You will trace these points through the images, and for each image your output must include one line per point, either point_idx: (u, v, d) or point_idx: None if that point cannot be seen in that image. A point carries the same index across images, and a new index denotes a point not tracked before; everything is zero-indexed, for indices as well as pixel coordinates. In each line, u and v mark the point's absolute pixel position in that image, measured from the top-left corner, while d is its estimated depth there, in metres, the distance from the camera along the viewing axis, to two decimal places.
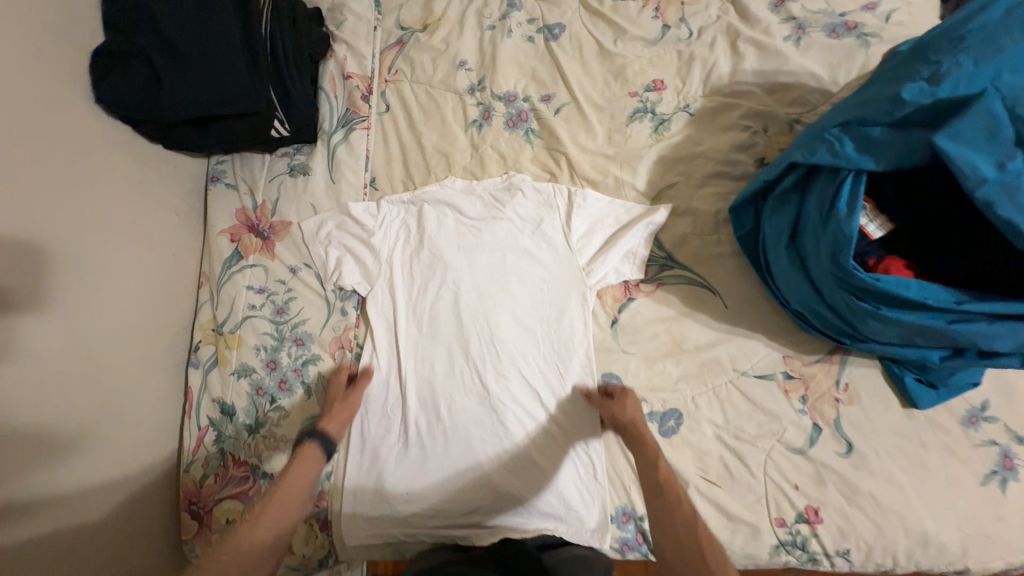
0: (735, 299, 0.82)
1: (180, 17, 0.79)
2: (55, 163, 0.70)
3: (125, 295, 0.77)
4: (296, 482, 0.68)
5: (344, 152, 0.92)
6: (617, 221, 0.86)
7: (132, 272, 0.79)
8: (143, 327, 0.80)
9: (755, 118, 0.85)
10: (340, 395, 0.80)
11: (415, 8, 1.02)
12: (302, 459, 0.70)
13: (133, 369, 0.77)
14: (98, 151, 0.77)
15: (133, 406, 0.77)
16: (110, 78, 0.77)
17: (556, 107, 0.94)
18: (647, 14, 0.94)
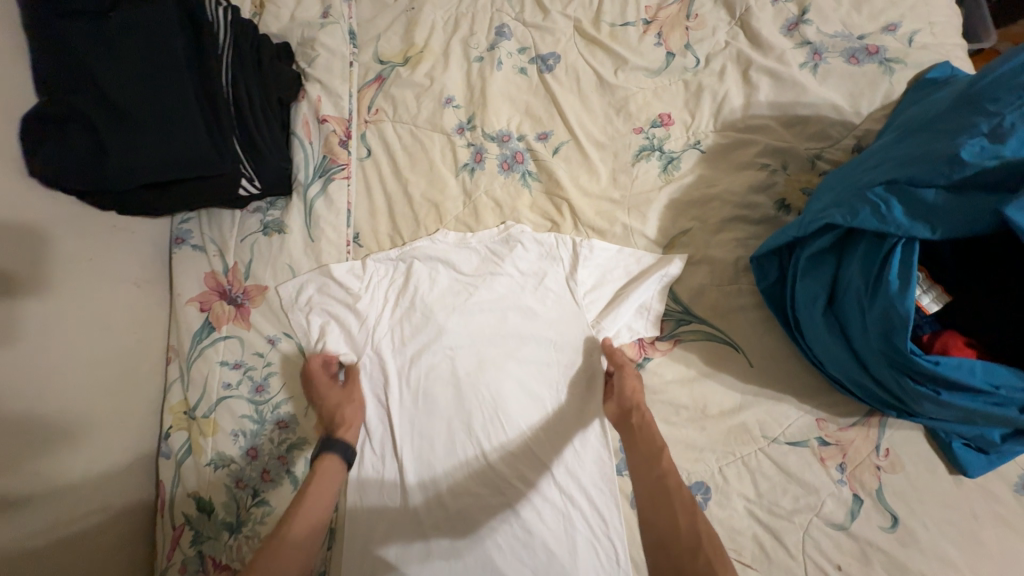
0: (760, 356, 0.75)
1: (122, 70, 0.69)
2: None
3: (82, 392, 0.69)
4: (317, 503, 0.65)
5: (323, 205, 0.83)
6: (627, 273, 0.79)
7: (86, 363, 0.70)
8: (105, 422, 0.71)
9: (773, 156, 0.78)
10: (337, 394, 0.76)
11: (394, 39, 0.94)
12: (319, 480, 0.67)
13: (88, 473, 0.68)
14: (43, 227, 0.67)
15: (95, 514, 0.68)
16: (42, 147, 0.65)
17: (554, 146, 0.86)
18: (649, 40, 0.86)
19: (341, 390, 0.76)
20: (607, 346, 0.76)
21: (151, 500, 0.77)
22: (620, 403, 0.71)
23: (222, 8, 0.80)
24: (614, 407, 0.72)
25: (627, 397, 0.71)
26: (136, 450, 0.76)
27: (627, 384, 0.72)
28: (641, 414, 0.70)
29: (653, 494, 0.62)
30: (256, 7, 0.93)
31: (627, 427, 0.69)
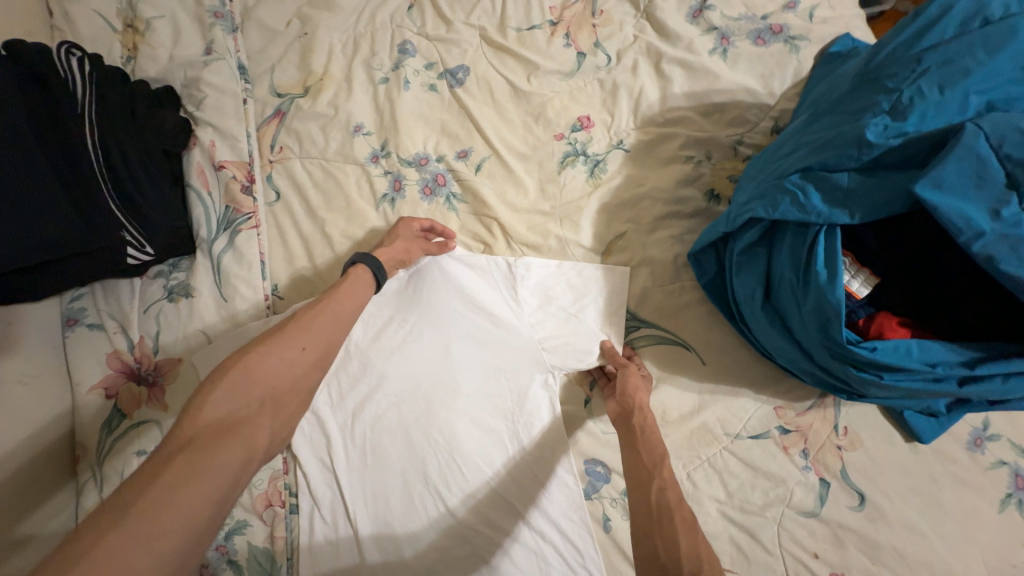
0: (712, 352, 0.73)
1: None
2: None
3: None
4: (352, 301, 0.60)
5: (231, 260, 0.76)
6: (567, 287, 0.76)
7: None
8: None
9: (696, 147, 0.77)
10: (410, 239, 0.73)
11: (290, 68, 0.86)
12: (351, 284, 0.61)
13: None
14: None
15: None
16: None
17: (476, 163, 0.81)
18: (558, 42, 0.83)
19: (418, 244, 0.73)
20: (607, 348, 0.72)
21: None
22: (622, 402, 0.67)
23: (76, 56, 0.70)
24: (615, 405, 0.67)
25: (637, 394, 0.66)
26: None
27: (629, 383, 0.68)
28: (646, 415, 0.65)
29: (648, 513, 0.54)
30: (130, 50, 0.85)
31: (630, 430, 0.63)
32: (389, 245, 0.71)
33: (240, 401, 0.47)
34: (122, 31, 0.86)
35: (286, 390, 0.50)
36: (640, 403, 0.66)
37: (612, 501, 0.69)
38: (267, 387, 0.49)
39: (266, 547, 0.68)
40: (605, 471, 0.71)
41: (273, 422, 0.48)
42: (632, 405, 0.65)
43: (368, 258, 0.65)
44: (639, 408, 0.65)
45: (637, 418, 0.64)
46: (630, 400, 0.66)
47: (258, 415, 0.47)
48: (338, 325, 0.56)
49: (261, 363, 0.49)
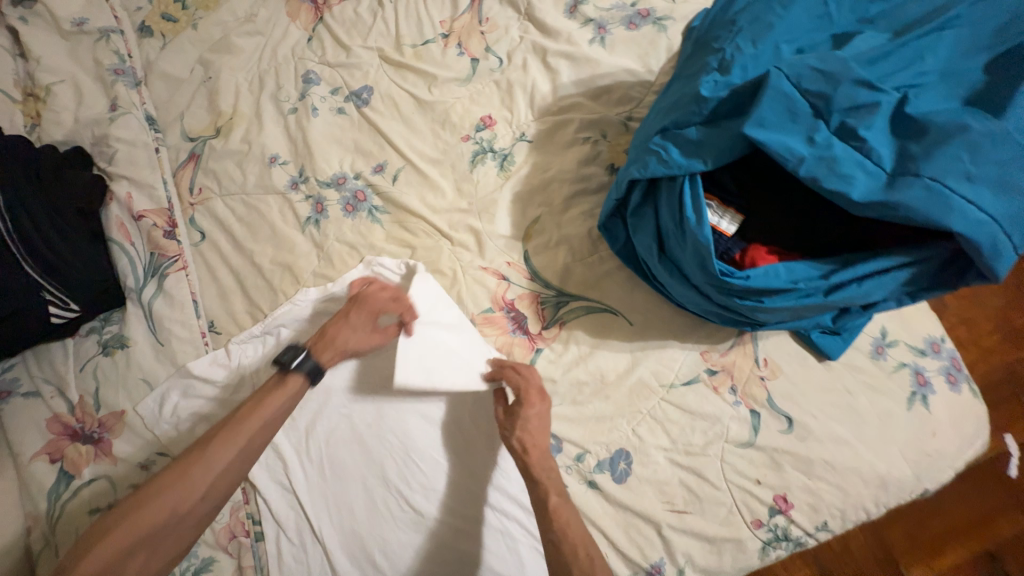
0: (637, 312, 0.78)
1: None
2: None
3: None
4: (262, 419, 0.61)
5: (163, 305, 0.77)
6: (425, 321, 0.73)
7: None
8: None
9: (592, 128, 0.83)
10: (361, 319, 0.71)
11: (199, 112, 0.89)
12: (270, 398, 0.63)
13: None
14: None
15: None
16: None
17: (392, 175, 0.85)
18: (452, 52, 0.89)
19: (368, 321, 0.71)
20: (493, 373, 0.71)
21: None
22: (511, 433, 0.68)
23: None
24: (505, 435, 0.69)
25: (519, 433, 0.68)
26: None
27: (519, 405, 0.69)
28: (537, 453, 0.67)
29: None
30: (33, 118, 0.85)
31: (523, 468, 0.67)
32: (340, 334, 0.69)
33: (120, 552, 0.52)
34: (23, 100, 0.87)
35: (180, 528, 0.56)
36: (524, 438, 0.67)
37: (568, 469, 0.73)
38: (155, 533, 0.54)
39: None
40: (557, 441, 0.74)
41: (149, 565, 0.54)
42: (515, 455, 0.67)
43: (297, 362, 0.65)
44: (524, 449, 0.67)
45: (525, 461, 0.67)
46: (512, 444, 0.68)
47: (131, 561, 0.53)
48: (243, 456, 0.59)
49: (149, 515, 0.54)
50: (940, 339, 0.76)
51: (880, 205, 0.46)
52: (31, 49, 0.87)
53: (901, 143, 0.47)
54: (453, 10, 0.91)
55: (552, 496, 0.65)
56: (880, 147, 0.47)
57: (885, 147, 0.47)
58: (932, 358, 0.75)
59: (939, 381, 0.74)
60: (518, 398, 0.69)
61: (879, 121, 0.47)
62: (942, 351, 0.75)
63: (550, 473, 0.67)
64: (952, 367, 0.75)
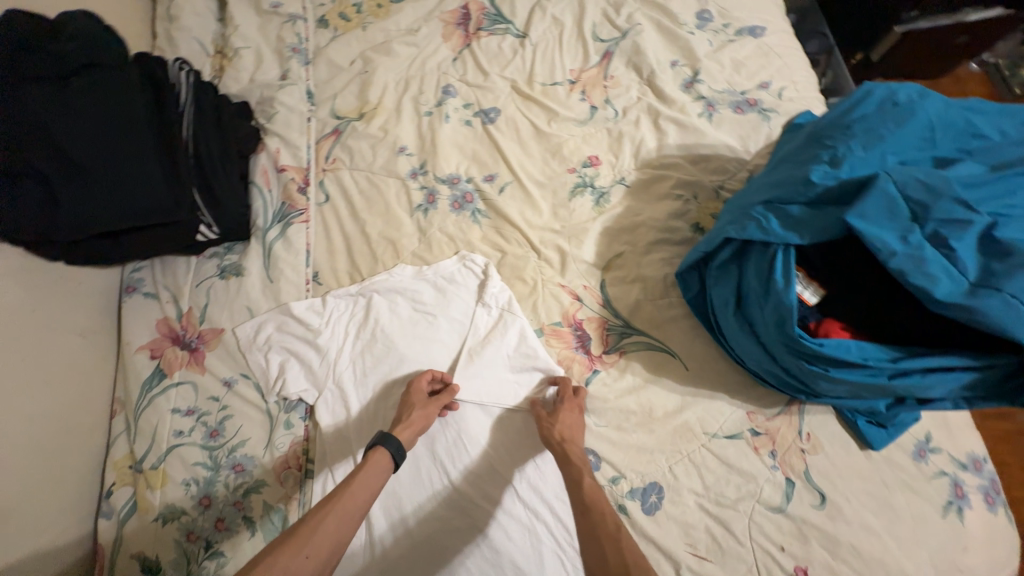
0: (694, 360, 0.84)
1: (87, 132, 0.71)
2: None
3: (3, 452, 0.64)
4: (362, 492, 0.61)
5: (282, 248, 0.87)
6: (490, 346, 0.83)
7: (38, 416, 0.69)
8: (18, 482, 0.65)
9: (685, 188, 0.92)
10: (420, 400, 0.76)
11: (350, 96, 1.03)
12: (367, 471, 0.64)
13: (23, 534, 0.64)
14: None
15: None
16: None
17: (500, 186, 0.95)
18: (575, 96, 1.01)
19: (426, 397, 0.77)
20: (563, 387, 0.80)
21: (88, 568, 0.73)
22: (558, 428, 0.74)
23: (186, 71, 0.87)
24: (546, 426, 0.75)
25: (561, 426, 0.75)
26: (76, 512, 0.72)
27: (567, 406, 0.77)
28: (575, 446, 0.73)
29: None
30: (217, 71, 1.01)
31: (559, 454, 0.72)
32: (408, 416, 0.74)
33: None
34: (213, 56, 1.03)
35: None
36: (563, 429, 0.74)
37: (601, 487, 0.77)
38: None
39: (280, 506, 0.74)
40: (596, 459, 0.79)
41: None
42: (553, 440, 0.73)
43: (384, 438, 0.68)
44: (562, 440, 0.73)
45: (563, 448, 0.72)
46: (551, 434, 0.74)
47: None
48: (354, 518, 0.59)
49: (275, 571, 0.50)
50: (982, 458, 0.78)
51: (959, 307, 0.52)
52: (232, 18, 1.04)
53: (986, 260, 0.53)
54: (583, 63, 1.04)
55: (585, 477, 0.69)
56: (967, 258, 0.53)
57: (971, 260, 0.53)
58: (972, 474, 0.77)
59: (977, 499, 0.75)
60: (558, 405, 0.78)
61: (970, 236, 0.53)
62: (983, 470, 0.77)
63: (585, 461, 0.72)
64: (990, 488, 0.77)
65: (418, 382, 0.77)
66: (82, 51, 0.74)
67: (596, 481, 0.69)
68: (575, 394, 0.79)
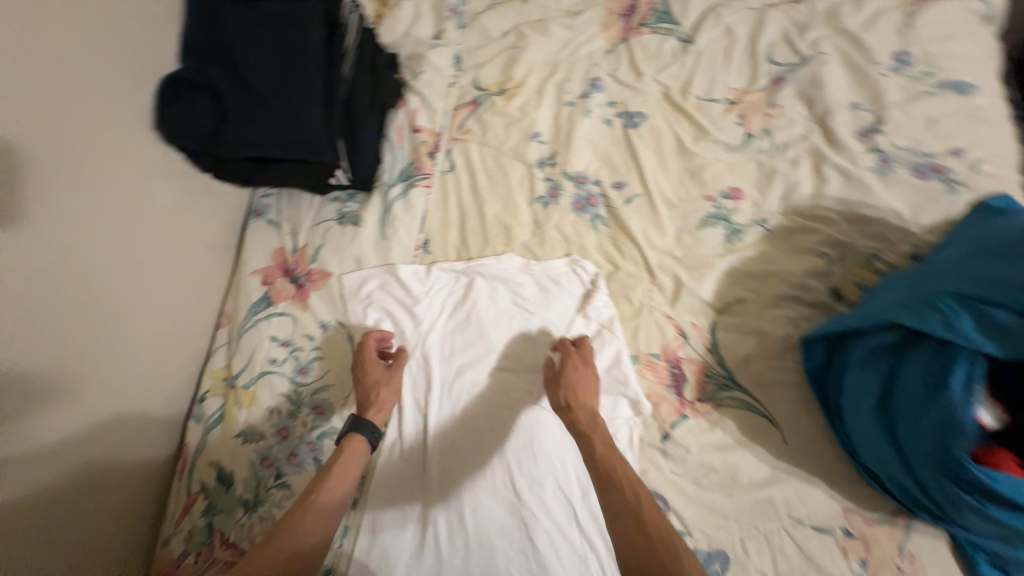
0: (798, 436, 0.76)
1: (265, 60, 0.79)
2: (131, 189, 0.71)
3: (121, 326, 0.70)
4: (339, 482, 0.67)
5: (401, 208, 0.87)
6: None
7: (164, 308, 0.76)
8: (135, 366, 0.72)
9: (834, 247, 0.82)
10: (381, 374, 0.76)
11: (495, 69, 1.00)
12: (344, 460, 0.68)
13: (133, 405, 0.72)
14: (149, 184, 0.73)
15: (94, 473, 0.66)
16: (174, 106, 0.76)
17: (627, 196, 0.90)
18: (731, 118, 0.93)
19: (385, 369, 0.77)
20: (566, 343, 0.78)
21: (173, 460, 0.79)
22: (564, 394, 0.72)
23: (356, 14, 0.88)
24: (553, 388, 0.73)
25: (564, 390, 0.72)
26: (174, 405, 0.79)
27: (569, 365, 0.74)
28: (583, 412, 0.70)
29: None
30: (376, 19, 1.02)
31: (567, 419, 0.71)
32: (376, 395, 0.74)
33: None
34: (375, 4, 1.04)
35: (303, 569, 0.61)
36: (569, 396, 0.72)
37: None
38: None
39: None
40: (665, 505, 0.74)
41: None
42: (557, 392, 0.73)
43: (356, 425, 0.71)
44: (568, 406, 0.71)
45: (571, 416, 0.71)
46: (557, 401, 0.72)
47: None
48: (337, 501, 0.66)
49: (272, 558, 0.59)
50: None
51: None
52: None
53: None
54: (748, 84, 0.95)
55: (598, 447, 0.66)
56: None
57: None
58: None
59: None
60: (559, 370, 0.75)
61: None
62: None
63: (596, 427, 0.69)
64: None
65: (365, 354, 0.77)
66: None
67: (608, 448, 0.66)
68: (580, 350, 0.77)
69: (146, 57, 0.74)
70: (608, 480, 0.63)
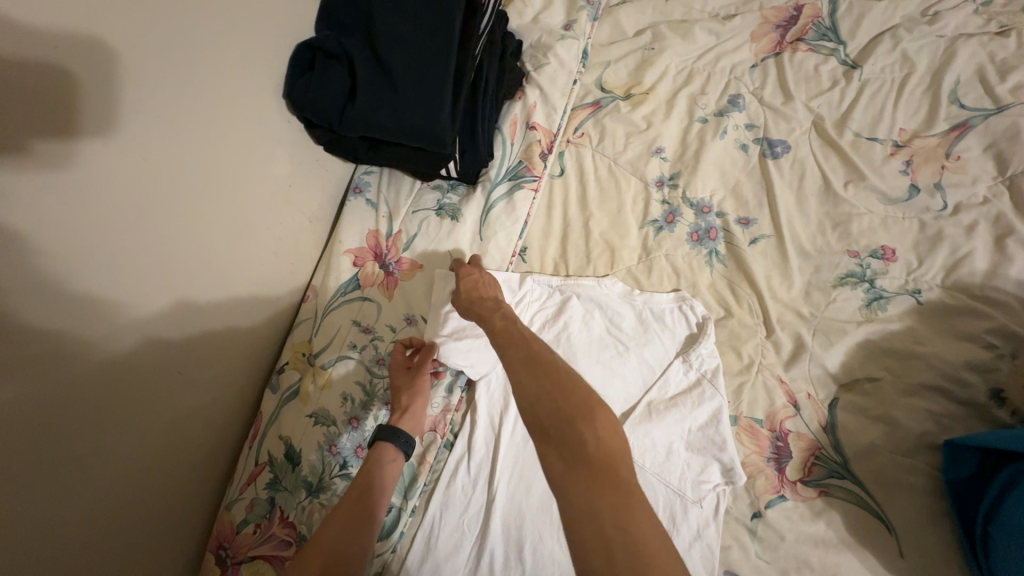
0: (924, 556, 0.64)
1: (399, 38, 0.77)
2: (246, 150, 0.71)
3: (215, 270, 0.69)
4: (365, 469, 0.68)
5: (502, 209, 0.82)
6: (674, 411, 0.72)
7: (259, 272, 0.77)
8: (228, 324, 0.72)
9: (1007, 340, 0.69)
10: (404, 380, 0.75)
11: (622, 71, 0.91)
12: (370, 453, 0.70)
13: (221, 362, 0.72)
14: (267, 148, 0.74)
15: (180, 422, 0.67)
16: (309, 76, 0.75)
17: (753, 236, 0.80)
18: (894, 164, 0.79)
19: (406, 373, 0.76)
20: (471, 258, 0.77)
21: (246, 424, 0.80)
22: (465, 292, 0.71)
23: None
24: (464, 296, 0.70)
25: (465, 295, 0.70)
26: (255, 370, 0.79)
27: (463, 271, 0.74)
28: (487, 301, 0.68)
29: None
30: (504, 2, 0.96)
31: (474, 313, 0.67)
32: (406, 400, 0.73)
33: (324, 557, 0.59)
34: None
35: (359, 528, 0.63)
36: (472, 295, 0.70)
37: None
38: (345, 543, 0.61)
39: (413, 461, 0.74)
40: None
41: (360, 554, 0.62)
42: (465, 294, 0.70)
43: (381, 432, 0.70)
44: (470, 301, 0.69)
45: (475, 307, 0.67)
46: (461, 302, 0.70)
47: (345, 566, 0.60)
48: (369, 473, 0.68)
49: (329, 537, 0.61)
50: None
51: None
52: None
53: None
54: (921, 126, 0.81)
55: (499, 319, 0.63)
56: None
57: None
58: None
59: None
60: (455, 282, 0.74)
61: None
62: None
63: (498, 309, 0.66)
64: None
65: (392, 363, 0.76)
66: None
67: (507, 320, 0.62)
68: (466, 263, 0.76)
69: (282, 22, 0.74)
70: (508, 341, 0.58)
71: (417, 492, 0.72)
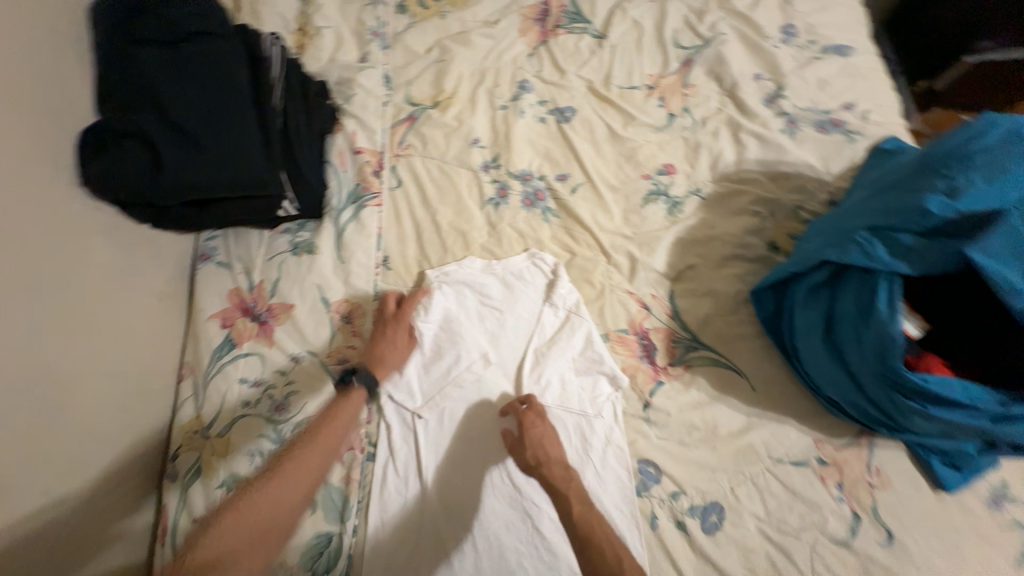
0: (762, 383, 0.82)
1: (191, 105, 0.80)
2: (58, 244, 0.68)
3: (59, 375, 0.64)
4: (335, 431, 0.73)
5: (353, 230, 0.87)
6: (555, 346, 0.82)
7: (111, 365, 0.72)
8: (92, 431, 0.68)
9: (763, 205, 0.90)
10: (398, 336, 0.80)
11: (425, 84, 1.02)
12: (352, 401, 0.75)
13: (90, 472, 0.67)
14: (81, 238, 0.72)
15: (63, 560, 0.61)
16: (107, 159, 0.75)
17: (572, 186, 0.94)
18: (652, 102, 1.00)
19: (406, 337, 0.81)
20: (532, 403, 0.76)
21: (150, 529, 0.74)
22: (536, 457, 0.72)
23: (277, 46, 0.91)
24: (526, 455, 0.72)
25: (532, 452, 0.72)
26: (140, 468, 0.74)
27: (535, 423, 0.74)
28: (555, 468, 0.71)
29: None
30: (298, 49, 1.03)
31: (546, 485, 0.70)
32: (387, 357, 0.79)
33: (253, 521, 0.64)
34: (294, 33, 1.05)
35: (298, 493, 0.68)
36: (537, 454, 0.72)
37: (661, 502, 0.74)
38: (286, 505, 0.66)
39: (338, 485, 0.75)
40: (656, 472, 0.76)
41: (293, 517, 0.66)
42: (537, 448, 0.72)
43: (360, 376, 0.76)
44: (537, 464, 0.71)
45: (543, 476, 0.71)
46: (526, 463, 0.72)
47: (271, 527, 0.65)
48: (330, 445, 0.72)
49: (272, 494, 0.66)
50: None
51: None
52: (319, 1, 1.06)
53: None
54: (662, 69, 1.03)
55: (576, 505, 0.68)
56: None
57: None
58: None
59: None
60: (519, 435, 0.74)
61: None
62: None
63: (571, 483, 0.70)
64: None
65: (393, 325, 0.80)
66: (194, 25, 0.85)
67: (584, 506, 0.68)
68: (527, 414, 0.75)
69: (58, 109, 0.72)
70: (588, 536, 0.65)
71: (353, 511, 0.73)
